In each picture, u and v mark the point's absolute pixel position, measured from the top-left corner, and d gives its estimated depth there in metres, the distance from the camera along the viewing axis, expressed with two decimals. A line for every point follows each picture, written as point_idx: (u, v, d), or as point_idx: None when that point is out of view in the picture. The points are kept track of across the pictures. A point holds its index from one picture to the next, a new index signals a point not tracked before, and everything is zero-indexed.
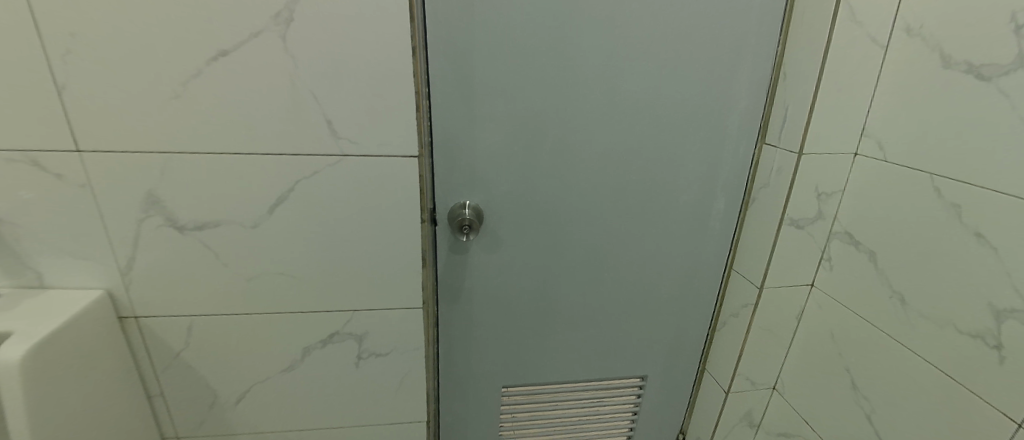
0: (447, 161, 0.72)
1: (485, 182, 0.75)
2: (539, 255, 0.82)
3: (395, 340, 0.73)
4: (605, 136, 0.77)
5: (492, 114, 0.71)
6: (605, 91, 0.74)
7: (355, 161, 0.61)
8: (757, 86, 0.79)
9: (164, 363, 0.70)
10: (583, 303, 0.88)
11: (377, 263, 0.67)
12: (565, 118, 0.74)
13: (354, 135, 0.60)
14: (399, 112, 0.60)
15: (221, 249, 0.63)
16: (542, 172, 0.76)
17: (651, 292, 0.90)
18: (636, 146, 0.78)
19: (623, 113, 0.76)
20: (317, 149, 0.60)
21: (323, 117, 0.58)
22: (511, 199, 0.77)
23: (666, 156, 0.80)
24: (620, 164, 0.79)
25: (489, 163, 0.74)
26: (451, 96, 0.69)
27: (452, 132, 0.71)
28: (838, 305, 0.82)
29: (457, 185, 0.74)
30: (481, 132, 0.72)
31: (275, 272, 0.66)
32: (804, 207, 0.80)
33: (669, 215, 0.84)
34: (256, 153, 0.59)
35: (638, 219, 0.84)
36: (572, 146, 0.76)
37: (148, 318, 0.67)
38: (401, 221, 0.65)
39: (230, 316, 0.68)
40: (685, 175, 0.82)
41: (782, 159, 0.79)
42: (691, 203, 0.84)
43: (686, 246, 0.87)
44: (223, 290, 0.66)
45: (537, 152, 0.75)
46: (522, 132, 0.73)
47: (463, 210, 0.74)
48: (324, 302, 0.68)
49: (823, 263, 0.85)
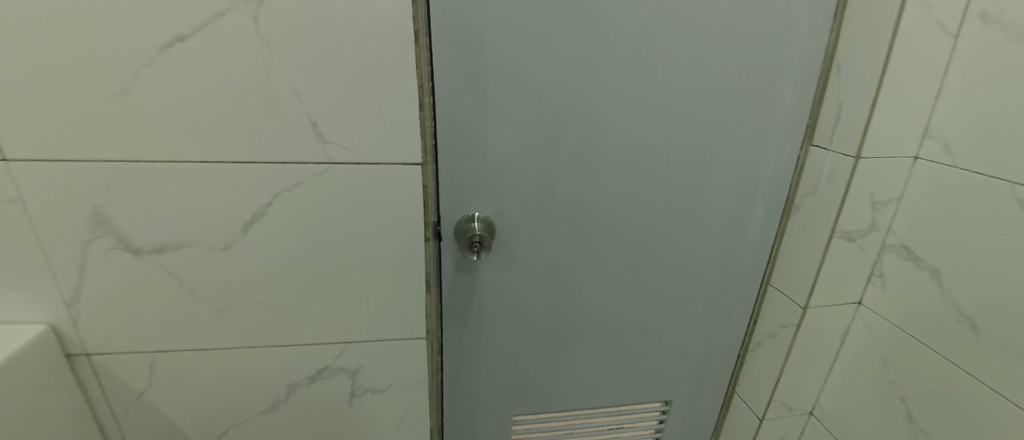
0: (454, 168, 0.62)
1: (497, 191, 0.65)
2: (557, 272, 0.72)
3: (394, 375, 0.63)
4: (636, 137, 0.66)
5: (507, 113, 0.61)
6: (637, 85, 0.63)
7: (346, 170, 0.51)
8: (807, 78, 0.69)
9: (124, 405, 0.60)
10: (605, 324, 0.78)
11: (373, 288, 0.57)
12: (591, 116, 0.64)
13: (344, 139, 0.49)
14: (400, 111, 0.49)
15: (185, 274, 0.53)
16: (563, 179, 0.66)
17: (680, 310, 0.81)
18: (671, 147, 0.68)
19: (657, 110, 0.65)
20: (299, 155, 0.49)
21: (307, 117, 0.48)
22: (526, 210, 0.67)
23: (705, 160, 0.70)
24: (652, 170, 0.69)
25: (502, 170, 0.64)
26: (458, 93, 0.59)
27: (459, 134, 0.61)
28: (893, 327, 0.73)
29: (465, 194, 0.64)
30: (494, 133, 0.62)
31: (252, 302, 0.56)
32: (857, 218, 0.70)
33: (704, 226, 0.75)
34: (226, 161, 0.49)
35: (670, 231, 0.74)
36: (598, 149, 0.66)
37: (102, 354, 0.57)
38: (401, 240, 0.55)
39: (199, 350, 0.58)
40: (724, 181, 0.72)
41: (833, 163, 0.69)
42: (729, 212, 0.74)
43: (719, 259, 0.78)
44: (190, 322, 0.56)
45: (558, 155, 0.65)
46: (541, 133, 0.63)
47: (472, 223, 0.64)
48: (311, 334, 0.59)
49: (873, 279, 0.76)
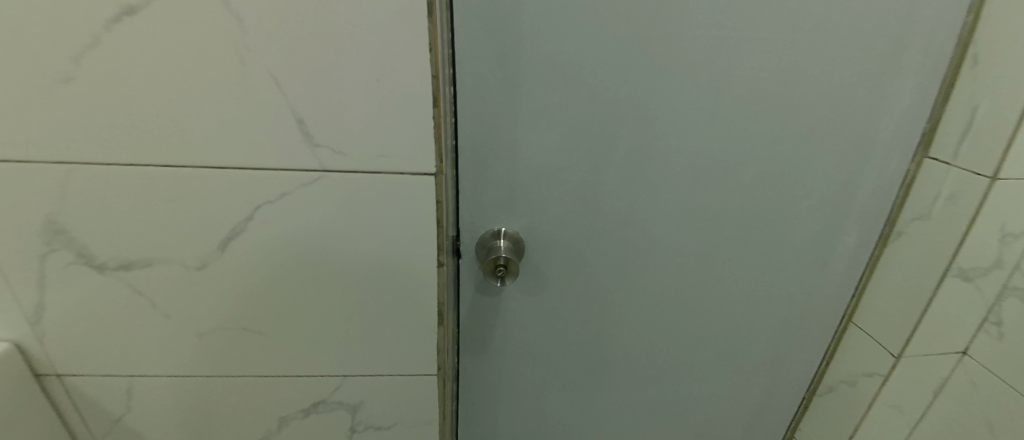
0: (477, 175, 0.51)
1: (529, 203, 0.54)
2: (595, 298, 0.61)
3: (400, 413, 0.54)
4: (706, 142, 0.53)
5: (545, 110, 0.49)
6: (715, 79, 0.49)
7: (342, 180, 0.41)
8: (940, 73, 0.53)
9: (103, 428, 0.54)
10: (648, 356, 0.67)
11: (376, 318, 0.48)
12: (651, 116, 0.51)
13: (339, 141, 0.39)
14: (409, 108, 0.38)
15: (157, 295, 0.45)
16: (610, 190, 0.54)
17: (739, 345, 0.68)
18: (749, 157, 0.54)
19: (737, 111, 0.51)
20: (284, 161, 0.39)
21: (292, 114, 0.38)
22: (563, 227, 0.56)
23: (790, 173, 0.56)
24: (721, 183, 0.55)
25: (535, 178, 0.53)
26: (485, 84, 0.47)
27: (485, 134, 0.50)
28: (1008, 387, 0.59)
29: (490, 206, 0.53)
30: (527, 134, 0.50)
31: (236, 328, 0.47)
32: (981, 254, 0.56)
33: (780, 250, 0.61)
34: (196, 166, 0.39)
35: (736, 255, 0.61)
36: (655, 156, 0.53)
37: (74, 376, 0.50)
38: (410, 266, 0.45)
39: (179, 376, 0.50)
40: (811, 199, 0.58)
41: (956, 184, 0.55)
42: (812, 236, 0.61)
43: (794, 289, 0.65)
44: (167, 347, 0.48)
45: (604, 163, 0.53)
46: (586, 136, 0.51)
47: (497, 241, 0.54)
48: (305, 365, 0.50)
49: (987, 327, 0.61)
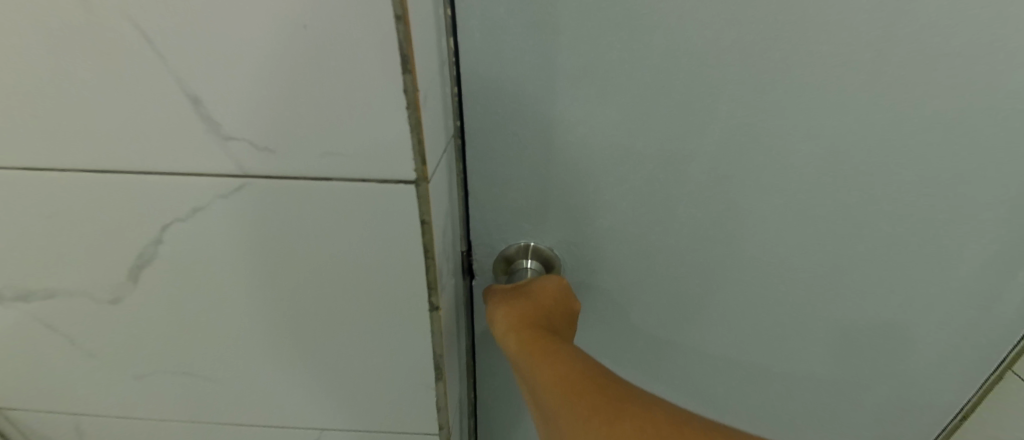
0: (493, 171, 0.37)
1: (565, 209, 0.38)
2: (654, 329, 0.46)
3: None
4: (851, 122, 0.34)
5: (595, 76, 0.32)
6: (887, 19, 0.30)
7: (275, 188, 0.27)
8: None
9: None
10: (720, 400, 0.51)
11: (354, 364, 0.36)
12: (766, 82, 0.32)
13: (260, 131, 0.25)
14: (361, 75, 0.23)
15: (75, 331, 0.34)
16: (683, 193, 0.37)
17: (853, 394, 0.50)
18: (917, 146, 0.35)
19: (916, 72, 0.32)
20: (189, 163, 0.26)
21: (180, 88, 0.24)
22: (614, 240, 0.40)
23: (984, 168, 0.36)
24: (866, 184, 0.36)
25: (575, 177, 0.37)
26: (504, 36, 0.31)
27: (505, 112, 0.34)
28: None
29: (513, 211, 0.39)
30: (566, 114, 0.34)
31: (181, 371, 0.37)
32: None
33: (938, 279, 0.42)
34: (69, 169, 0.27)
35: (870, 282, 0.42)
36: (764, 145, 0.35)
37: (14, 411, 0.41)
38: (391, 306, 0.32)
39: (127, 418, 0.40)
40: (1007, 206, 0.38)
41: None
42: (993, 258, 0.40)
43: (949, 330, 0.45)
44: (105, 387, 0.38)
45: (681, 154, 0.35)
46: (655, 114, 0.34)
47: (524, 262, 0.40)
48: (273, 414, 0.39)
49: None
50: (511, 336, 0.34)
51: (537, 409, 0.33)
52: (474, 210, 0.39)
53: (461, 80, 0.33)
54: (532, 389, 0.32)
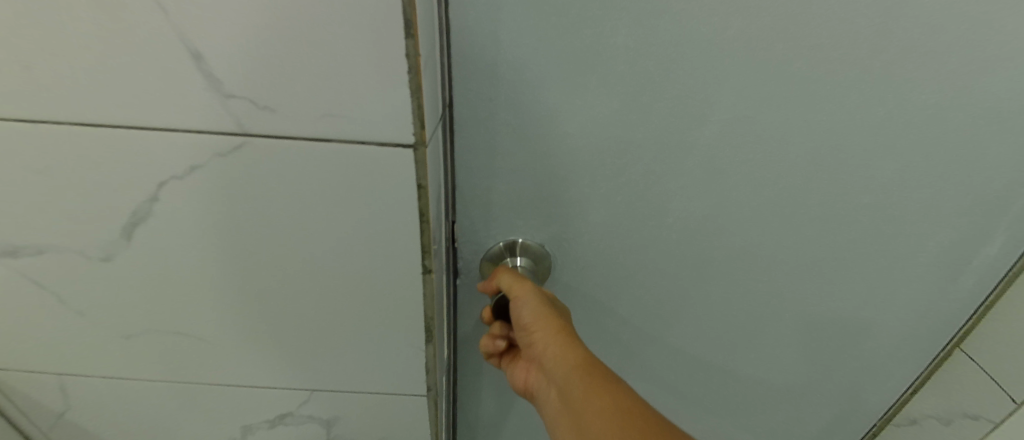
0: (488, 161, 0.37)
1: (558, 198, 0.39)
2: (634, 311, 0.47)
3: (383, 431, 0.44)
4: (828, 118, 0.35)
5: (596, 67, 0.32)
6: (886, 15, 0.30)
7: (273, 147, 0.27)
8: None
9: (48, 423, 0.46)
10: (694, 379, 0.54)
11: (346, 325, 0.37)
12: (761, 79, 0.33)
13: (260, 89, 0.25)
14: (363, 35, 0.24)
15: (65, 289, 0.34)
16: (674, 183, 0.38)
17: (819, 372, 0.54)
18: (887, 138, 0.36)
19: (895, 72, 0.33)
20: (187, 118, 0.26)
21: (180, 43, 0.24)
22: (605, 229, 0.41)
23: (949, 159, 0.38)
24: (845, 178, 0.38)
25: (570, 166, 0.37)
26: (507, 28, 0.31)
27: (503, 104, 0.34)
28: None
29: (506, 201, 0.40)
30: (565, 106, 0.34)
31: (172, 331, 0.37)
32: None
33: (901, 264, 0.44)
34: (63, 123, 0.27)
35: (842, 270, 0.44)
36: (754, 139, 0.36)
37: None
38: (387, 270, 0.33)
39: (116, 377, 0.41)
40: (966, 201, 0.40)
41: None
42: (944, 245, 0.43)
43: (903, 312, 0.48)
44: (94, 346, 0.38)
45: (675, 147, 0.36)
46: (652, 105, 0.34)
47: (512, 260, 0.43)
48: (264, 376, 0.40)
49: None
50: (559, 340, 0.38)
51: (571, 409, 0.36)
52: (468, 199, 0.39)
53: (455, 78, 0.33)
54: (571, 392, 0.36)
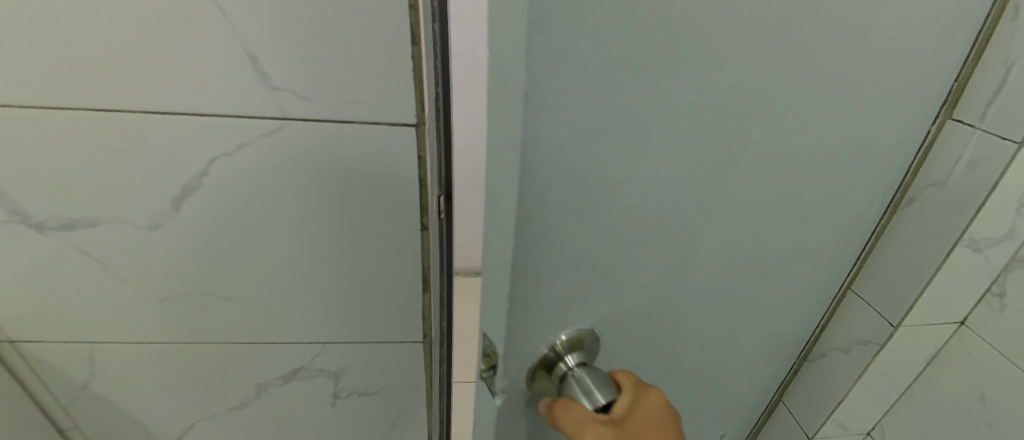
0: (534, 266, 0.24)
1: (610, 289, 0.29)
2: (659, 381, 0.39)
3: (386, 379, 0.52)
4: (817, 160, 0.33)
5: (662, 128, 0.23)
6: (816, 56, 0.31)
7: (307, 129, 0.35)
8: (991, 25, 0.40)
9: (68, 396, 0.50)
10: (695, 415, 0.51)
11: (356, 280, 0.44)
12: (799, 115, 0.28)
13: (299, 82, 0.33)
14: (381, 42, 0.32)
15: (111, 259, 0.40)
16: (715, 247, 0.33)
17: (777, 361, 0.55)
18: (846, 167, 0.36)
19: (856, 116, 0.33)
20: (238, 106, 0.34)
21: (240, 49, 0.32)
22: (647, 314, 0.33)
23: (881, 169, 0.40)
24: (836, 194, 0.38)
25: (628, 245, 0.27)
26: (578, 75, 0.19)
27: (562, 178, 0.22)
28: (998, 356, 0.55)
29: (556, 312, 0.27)
30: (627, 166, 0.23)
31: (203, 293, 0.43)
32: (992, 223, 0.48)
33: (839, 258, 0.47)
34: (136, 112, 0.34)
35: (815, 276, 0.46)
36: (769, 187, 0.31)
37: (28, 343, 0.46)
38: (394, 229, 0.41)
39: (143, 342, 0.46)
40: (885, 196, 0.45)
41: (978, 146, 0.45)
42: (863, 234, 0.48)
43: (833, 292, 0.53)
44: (128, 311, 0.44)
45: (718, 207, 0.30)
46: (705, 167, 0.27)
47: (564, 363, 0.29)
48: (280, 333, 0.47)
49: (989, 298, 0.55)
50: None
51: None
52: (508, 324, 0.25)
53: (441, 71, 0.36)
54: None
